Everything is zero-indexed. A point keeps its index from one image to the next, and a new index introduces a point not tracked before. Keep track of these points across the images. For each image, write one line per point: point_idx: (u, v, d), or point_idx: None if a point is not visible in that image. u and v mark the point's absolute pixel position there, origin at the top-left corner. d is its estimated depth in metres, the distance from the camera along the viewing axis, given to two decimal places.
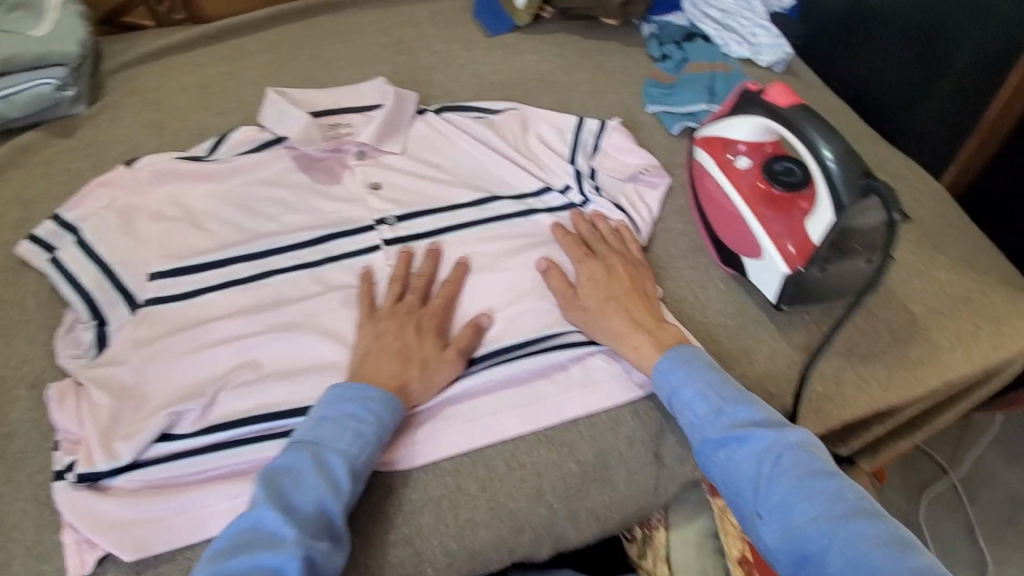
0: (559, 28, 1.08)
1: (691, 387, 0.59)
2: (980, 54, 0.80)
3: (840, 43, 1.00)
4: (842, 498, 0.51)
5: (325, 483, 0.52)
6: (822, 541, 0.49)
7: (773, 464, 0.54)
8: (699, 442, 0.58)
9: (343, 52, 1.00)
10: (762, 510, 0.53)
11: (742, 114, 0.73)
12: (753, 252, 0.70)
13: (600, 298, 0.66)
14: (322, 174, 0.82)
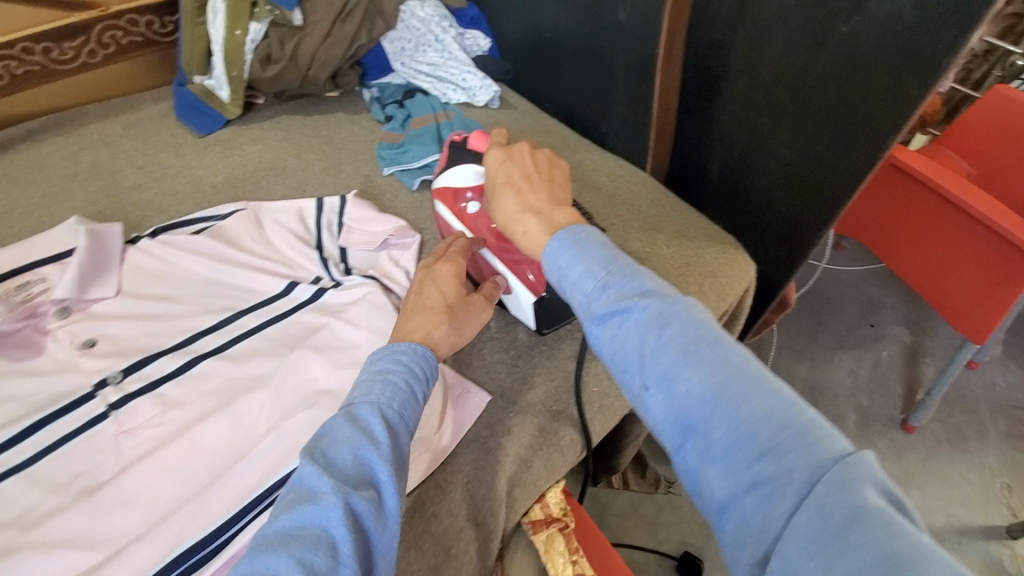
0: (278, 112, 1.05)
1: (577, 265, 0.53)
2: (629, 66, 0.94)
3: (539, 69, 1.13)
4: (734, 361, 0.44)
5: (361, 434, 0.48)
6: (712, 410, 0.43)
7: (657, 333, 0.47)
8: (585, 319, 0.51)
9: (21, 196, 0.87)
10: (648, 382, 0.46)
11: (457, 164, 0.77)
12: (507, 291, 0.74)
13: (501, 181, 0.65)
14: (18, 348, 0.69)
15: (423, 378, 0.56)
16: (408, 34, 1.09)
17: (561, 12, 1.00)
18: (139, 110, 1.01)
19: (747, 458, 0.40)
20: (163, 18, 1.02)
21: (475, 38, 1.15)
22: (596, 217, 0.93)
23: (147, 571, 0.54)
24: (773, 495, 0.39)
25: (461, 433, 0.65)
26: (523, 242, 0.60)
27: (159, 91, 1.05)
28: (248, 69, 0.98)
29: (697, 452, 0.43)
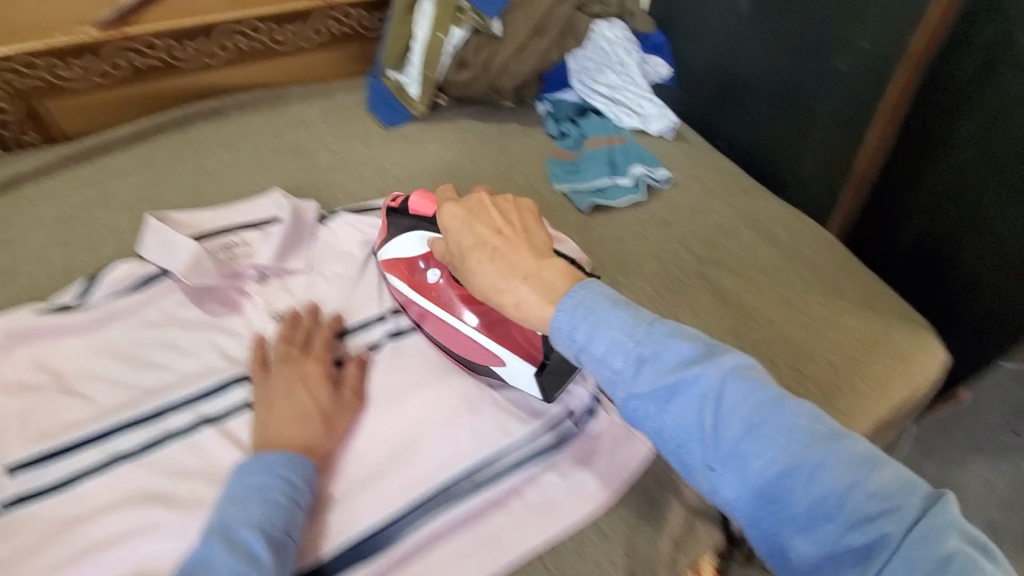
0: (457, 115, 1.08)
1: (599, 338, 0.47)
2: (837, 116, 0.89)
3: (717, 107, 1.08)
4: (797, 429, 0.42)
5: (246, 558, 0.47)
6: (799, 489, 0.40)
7: (713, 407, 0.44)
8: (628, 399, 0.46)
9: (230, 161, 0.94)
10: (712, 462, 0.43)
11: (398, 233, 0.74)
12: (497, 361, 0.68)
13: (465, 245, 0.58)
14: (218, 305, 0.74)
15: (307, 488, 0.55)
16: (594, 54, 1.06)
17: (763, 51, 0.96)
18: (335, 96, 1.07)
19: (833, 525, 0.40)
20: (372, 14, 1.07)
21: (656, 66, 1.11)
22: (772, 274, 0.87)
23: (326, 549, 0.56)
24: (869, 559, 0.39)
25: (627, 475, 0.64)
26: (517, 315, 0.53)
27: (353, 80, 1.10)
28: (443, 71, 1.01)
29: (782, 524, 0.41)
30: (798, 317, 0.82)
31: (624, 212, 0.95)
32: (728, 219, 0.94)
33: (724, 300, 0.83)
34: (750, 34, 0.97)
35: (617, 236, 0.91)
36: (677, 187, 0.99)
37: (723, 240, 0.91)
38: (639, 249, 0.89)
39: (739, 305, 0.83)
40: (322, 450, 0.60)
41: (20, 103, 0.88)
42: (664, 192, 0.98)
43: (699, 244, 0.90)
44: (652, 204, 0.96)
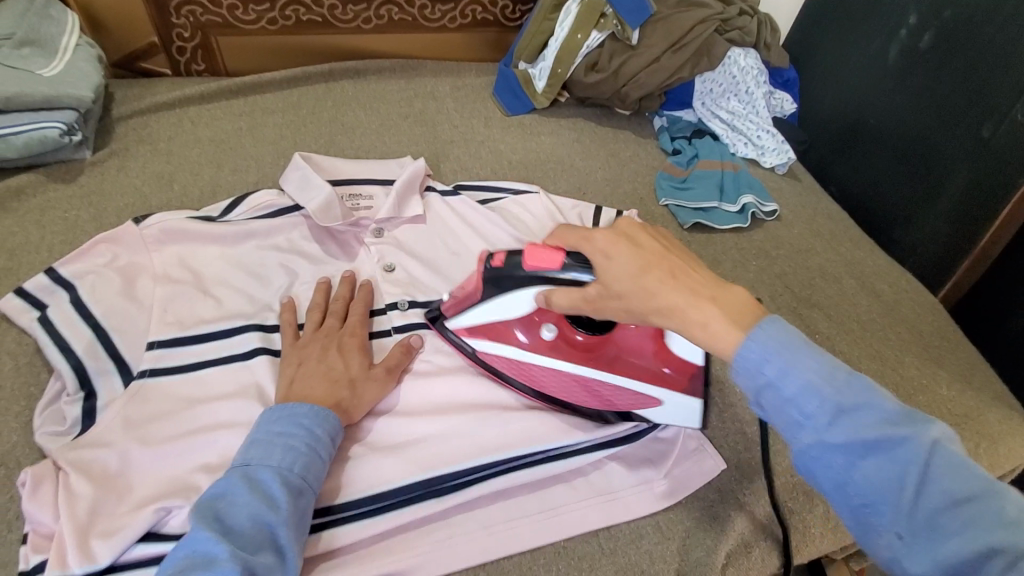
0: (576, 114, 1.11)
1: (795, 377, 0.43)
2: (972, 183, 0.88)
3: (837, 152, 1.09)
4: (993, 504, 0.38)
5: (262, 500, 0.48)
6: (1006, 568, 0.36)
7: (917, 475, 0.40)
8: (807, 446, 0.43)
9: (364, 118, 1.01)
10: (902, 527, 0.40)
11: (497, 294, 0.64)
12: (646, 402, 0.64)
13: (635, 270, 0.50)
14: (337, 247, 0.79)
15: (331, 440, 0.55)
16: (722, 78, 1.07)
17: (904, 107, 0.96)
18: (466, 77, 1.12)
19: None
20: (516, 6, 1.12)
21: (781, 100, 1.11)
22: (867, 327, 0.86)
23: (402, 480, 0.59)
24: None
25: (690, 488, 0.64)
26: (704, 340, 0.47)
27: (484, 65, 1.16)
28: (573, 70, 1.06)
29: None
30: (889, 375, 0.80)
31: (726, 236, 0.96)
32: (831, 265, 0.94)
33: (813, 342, 0.83)
34: (897, 88, 0.97)
35: (715, 258, 0.92)
36: (782, 223, 0.99)
37: (821, 282, 0.91)
38: (734, 275, 0.90)
39: (829, 351, 0.83)
40: (351, 411, 0.60)
41: (198, 35, 1.00)
42: (767, 224, 0.99)
43: (795, 283, 0.90)
44: (753, 233, 0.97)
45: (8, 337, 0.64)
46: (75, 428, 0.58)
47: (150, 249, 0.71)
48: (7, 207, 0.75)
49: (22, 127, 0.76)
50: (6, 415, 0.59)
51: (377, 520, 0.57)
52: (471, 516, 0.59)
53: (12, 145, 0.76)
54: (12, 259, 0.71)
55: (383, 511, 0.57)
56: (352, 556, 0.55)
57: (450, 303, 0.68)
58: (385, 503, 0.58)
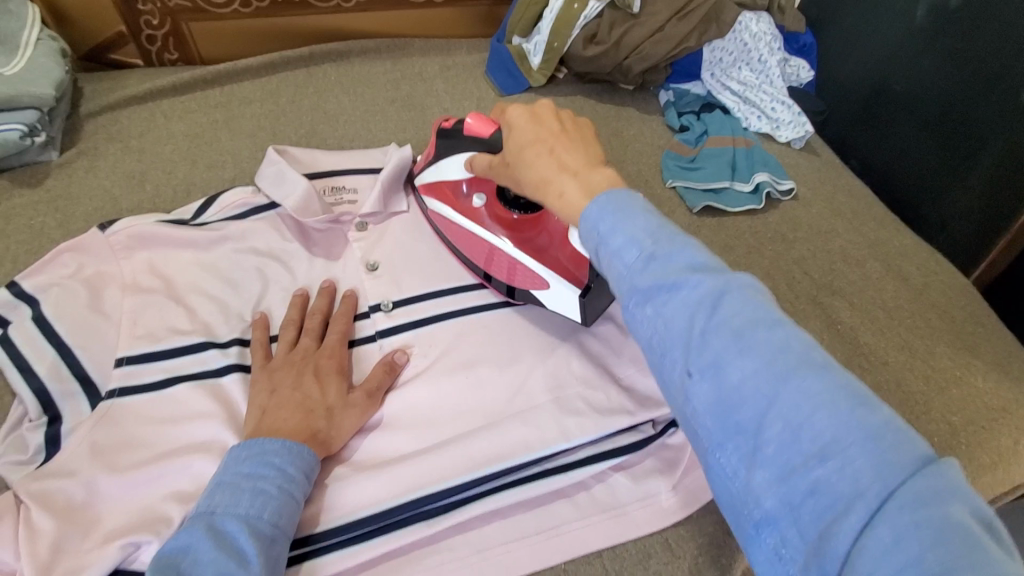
0: (575, 91, 1.04)
1: (622, 233, 0.43)
2: (1011, 152, 0.80)
3: (859, 125, 1.01)
4: (776, 343, 0.37)
5: (230, 555, 0.44)
6: (724, 344, 0.38)
7: (706, 315, 0.39)
8: (626, 294, 0.43)
9: (347, 104, 0.95)
10: (691, 367, 0.39)
11: (445, 155, 0.70)
12: (537, 282, 0.67)
13: (526, 142, 0.54)
14: (318, 248, 0.74)
15: (304, 479, 0.52)
16: (733, 46, 0.99)
17: (932, 73, 0.88)
18: (457, 56, 1.06)
19: (814, 464, 0.34)
20: None
21: (798, 67, 1.02)
22: (894, 315, 0.79)
23: (388, 501, 0.55)
24: (833, 510, 0.33)
25: (704, 501, 0.59)
26: (556, 208, 0.50)
27: (474, 41, 1.09)
28: (570, 43, 0.98)
29: (743, 448, 0.36)
30: (918, 367, 0.74)
31: (738, 218, 0.89)
32: (853, 245, 0.87)
33: (833, 333, 0.77)
34: (924, 51, 0.89)
35: (727, 244, 0.85)
36: (799, 202, 0.92)
37: (842, 266, 0.84)
38: (748, 262, 0.83)
39: (852, 343, 0.76)
40: (328, 444, 0.56)
41: (168, 21, 0.94)
42: (783, 204, 0.92)
43: (814, 269, 0.84)
44: (768, 215, 0.90)
45: None
46: (36, 456, 0.54)
47: (118, 257, 0.67)
48: None
49: None
50: None
51: (360, 548, 0.53)
52: (463, 539, 0.55)
53: None
54: None
55: (367, 538, 0.53)
56: None
57: (423, 161, 0.76)
58: (368, 529, 0.54)
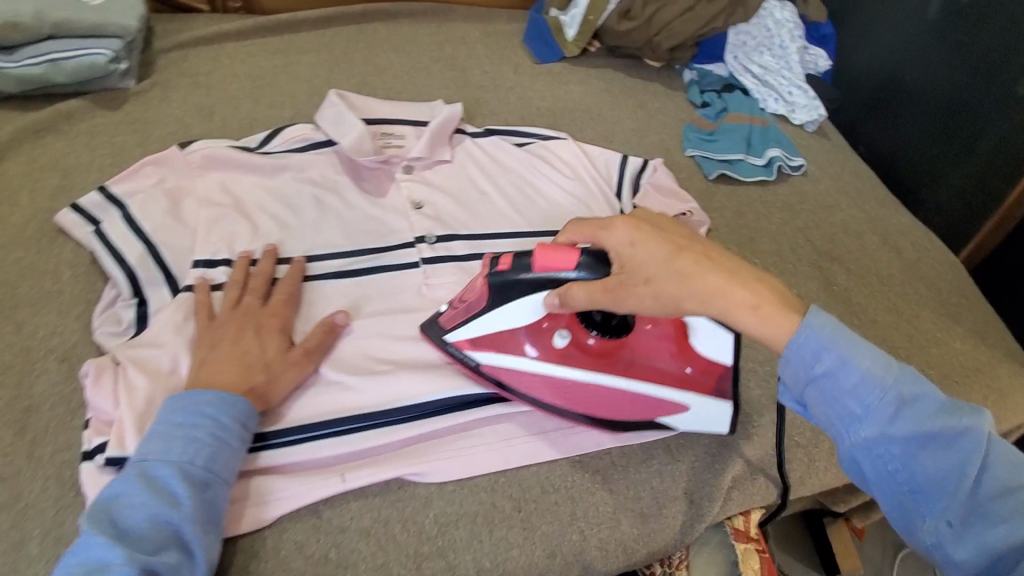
0: (606, 64, 1.11)
1: (854, 369, 0.47)
2: (1005, 138, 0.89)
3: (868, 112, 1.08)
4: (977, 435, 0.47)
5: (161, 498, 0.49)
6: (990, 490, 0.47)
7: (960, 461, 0.47)
8: (864, 435, 0.48)
9: (395, 61, 1.02)
10: (940, 506, 0.47)
11: (509, 299, 0.60)
12: (676, 409, 0.63)
13: (664, 257, 0.50)
14: (369, 184, 0.82)
15: (240, 426, 0.55)
16: (757, 31, 1.06)
17: (939, 66, 0.96)
18: (497, 24, 1.12)
19: (997, 536, 0.46)
20: None
21: (816, 56, 1.09)
22: (885, 282, 0.87)
23: (343, 412, 0.61)
24: None
25: (704, 419, 0.66)
26: (762, 330, 0.49)
27: (513, 12, 1.16)
28: (605, 17, 1.05)
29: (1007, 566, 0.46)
30: (902, 326, 0.82)
31: (751, 188, 0.96)
32: (854, 220, 0.95)
33: (830, 292, 0.85)
34: (932, 46, 0.96)
35: (739, 209, 0.92)
36: (808, 178, 0.99)
37: (843, 237, 0.92)
38: (758, 226, 0.91)
39: (846, 302, 0.84)
40: (266, 396, 0.58)
41: None
42: (793, 178, 0.99)
43: (817, 238, 0.91)
44: (779, 187, 0.97)
45: (66, 249, 0.68)
46: (125, 333, 0.62)
47: (194, 173, 0.75)
48: (59, 130, 0.78)
49: (75, 53, 0.79)
50: (69, 317, 0.63)
51: (407, 426, 0.61)
52: (491, 429, 0.63)
53: (63, 70, 0.79)
54: (64, 178, 0.74)
55: (414, 419, 0.61)
56: (383, 457, 0.60)
57: (447, 318, 0.63)
58: (413, 412, 0.62)
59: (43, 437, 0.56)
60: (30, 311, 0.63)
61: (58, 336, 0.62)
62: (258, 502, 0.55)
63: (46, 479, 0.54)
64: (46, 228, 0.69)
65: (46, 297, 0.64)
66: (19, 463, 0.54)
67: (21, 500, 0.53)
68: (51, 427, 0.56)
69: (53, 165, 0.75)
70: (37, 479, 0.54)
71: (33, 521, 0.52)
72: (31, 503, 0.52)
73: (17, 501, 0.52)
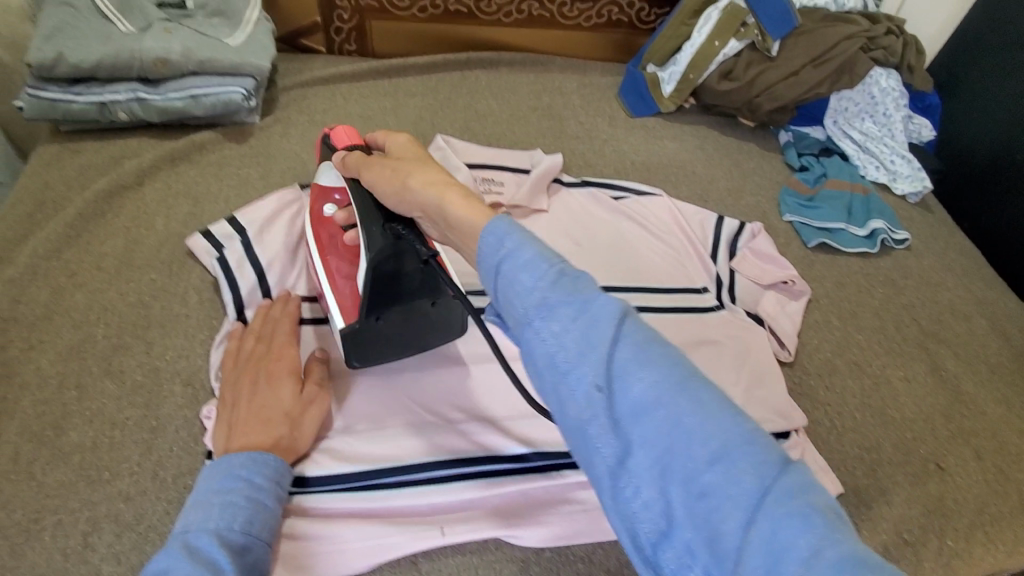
0: (700, 121, 1.11)
1: (528, 250, 0.41)
2: None
3: (978, 187, 1.04)
4: (616, 312, 0.38)
5: (205, 567, 0.45)
6: (626, 362, 0.37)
7: (588, 330, 0.38)
8: (525, 317, 0.39)
9: (496, 107, 1.05)
10: (599, 386, 0.37)
11: (325, 161, 0.67)
12: (328, 309, 0.63)
13: (406, 149, 0.56)
14: None
15: (275, 486, 0.53)
16: (860, 97, 1.03)
17: None
18: (593, 76, 1.15)
19: (702, 467, 0.34)
20: (652, 9, 1.13)
21: (920, 126, 1.06)
22: (997, 371, 0.82)
23: (378, 462, 0.60)
24: (722, 512, 0.33)
25: None
26: (400, 203, 0.52)
27: (609, 64, 1.18)
28: (705, 77, 1.05)
29: (653, 477, 0.35)
30: (1016, 422, 0.77)
31: (850, 259, 0.93)
32: (962, 301, 0.90)
33: (937, 377, 0.81)
34: None
35: (838, 280, 0.90)
36: (911, 253, 0.95)
37: (950, 319, 0.87)
38: (859, 300, 0.88)
39: (954, 389, 0.80)
40: (294, 448, 0.57)
41: (356, 17, 1.08)
42: (896, 252, 0.95)
43: (922, 317, 0.87)
44: (880, 260, 0.94)
45: (194, 274, 0.72)
46: (217, 379, 0.62)
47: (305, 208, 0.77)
48: (191, 159, 0.84)
49: (215, 90, 0.85)
50: (194, 341, 0.66)
51: (506, 480, 0.61)
52: (590, 495, 0.61)
53: (202, 105, 0.85)
54: (194, 206, 0.79)
55: (514, 475, 0.61)
56: (480, 510, 0.59)
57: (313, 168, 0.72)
58: (512, 466, 0.62)
59: (166, 459, 0.58)
60: (160, 333, 0.66)
61: (184, 360, 0.65)
62: (286, 556, 0.53)
63: (168, 502, 0.56)
64: (176, 252, 0.73)
65: (174, 319, 0.68)
66: (144, 483, 0.56)
67: (143, 521, 0.54)
68: (174, 451, 0.59)
69: (184, 193, 0.80)
70: (159, 501, 0.56)
71: (153, 544, 0.53)
72: (151, 525, 0.54)
73: (140, 523, 0.54)
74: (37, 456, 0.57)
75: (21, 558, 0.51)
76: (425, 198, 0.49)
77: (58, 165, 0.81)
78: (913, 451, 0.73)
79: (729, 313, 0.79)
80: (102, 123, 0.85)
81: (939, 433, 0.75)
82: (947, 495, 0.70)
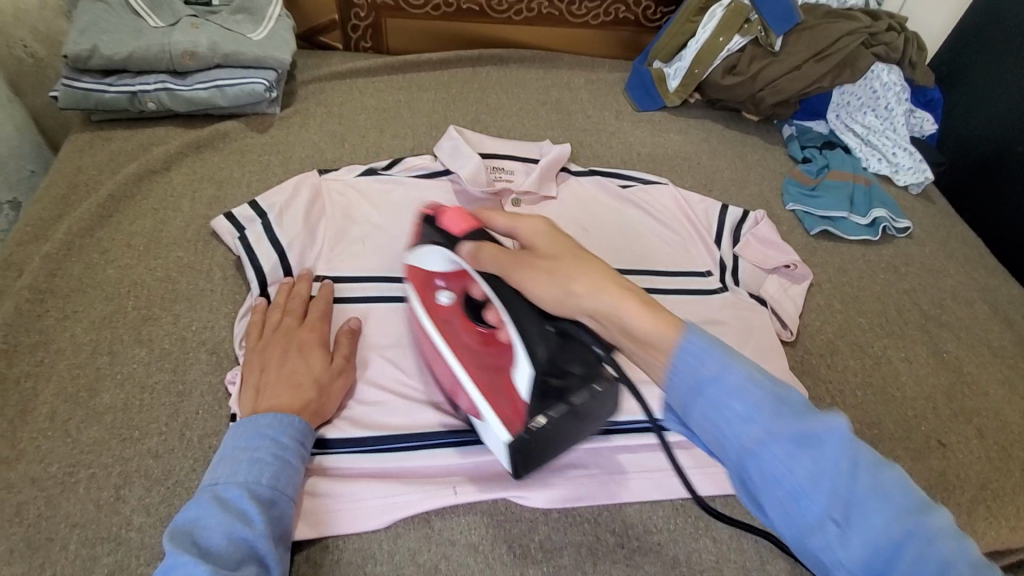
0: (705, 115, 1.14)
1: (732, 370, 0.41)
2: None
3: (980, 178, 1.06)
4: (846, 435, 0.39)
5: (235, 517, 0.48)
6: (811, 483, 0.38)
7: (837, 466, 0.38)
8: (748, 445, 0.40)
9: (506, 101, 1.09)
10: (838, 515, 0.38)
11: (427, 245, 0.62)
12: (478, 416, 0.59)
13: (541, 232, 0.54)
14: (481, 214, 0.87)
15: (298, 445, 0.55)
16: (863, 92, 1.06)
17: None
18: (601, 72, 1.18)
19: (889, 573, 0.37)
20: (658, 7, 1.17)
21: (922, 120, 1.08)
22: (998, 353, 0.84)
23: (394, 428, 0.63)
24: None
25: None
26: (578, 305, 0.50)
27: (617, 61, 1.21)
28: (710, 71, 1.08)
29: None
30: (1017, 403, 0.79)
31: (852, 246, 0.95)
32: (964, 287, 0.92)
33: (938, 359, 0.82)
34: None
35: (840, 266, 0.92)
36: (913, 241, 0.97)
37: (951, 304, 0.89)
38: (861, 285, 0.90)
39: (956, 371, 0.81)
40: (320, 413, 0.60)
41: (372, 15, 1.12)
42: (897, 240, 0.97)
43: (923, 301, 0.89)
44: (882, 247, 0.96)
45: (218, 252, 0.75)
46: (242, 348, 0.66)
47: (322, 193, 0.80)
48: (215, 146, 0.88)
49: (238, 81, 0.89)
50: (219, 314, 0.70)
51: None
52: (596, 461, 0.64)
53: (226, 95, 0.89)
54: (218, 190, 0.83)
55: None
56: (490, 474, 0.62)
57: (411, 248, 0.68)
58: None
59: (192, 421, 0.61)
60: (185, 305, 0.70)
61: (209, 330, 0.68)
62: (307, 513, 0.56)
63: (194, 460, 0.59)
64: (202, 232, 0.77)
65: (200, 293, 0.71)
66: (171, 442, 0.59)
67: (171, 477, 0.57)
68: (200, 413, 0.62)
69: (209, 178, 0.84)
70: (185, 459, 0.59)
71: (181, 498, 0.56)
72: (179, 480, 0.57)
73: (169, 478, 0.57)
74: (71, 416, 0.60)
75: (57, 508, 0.54)
76: (597, 306, 0.48)
77: (90, 152, 0.85)
78: (915, 428, 0.75)
79: (733, 295, 0.82)
80: (131, 112, 0.89)
81: (941, 412, 0.77)
82: (948, 471, 0.71)
